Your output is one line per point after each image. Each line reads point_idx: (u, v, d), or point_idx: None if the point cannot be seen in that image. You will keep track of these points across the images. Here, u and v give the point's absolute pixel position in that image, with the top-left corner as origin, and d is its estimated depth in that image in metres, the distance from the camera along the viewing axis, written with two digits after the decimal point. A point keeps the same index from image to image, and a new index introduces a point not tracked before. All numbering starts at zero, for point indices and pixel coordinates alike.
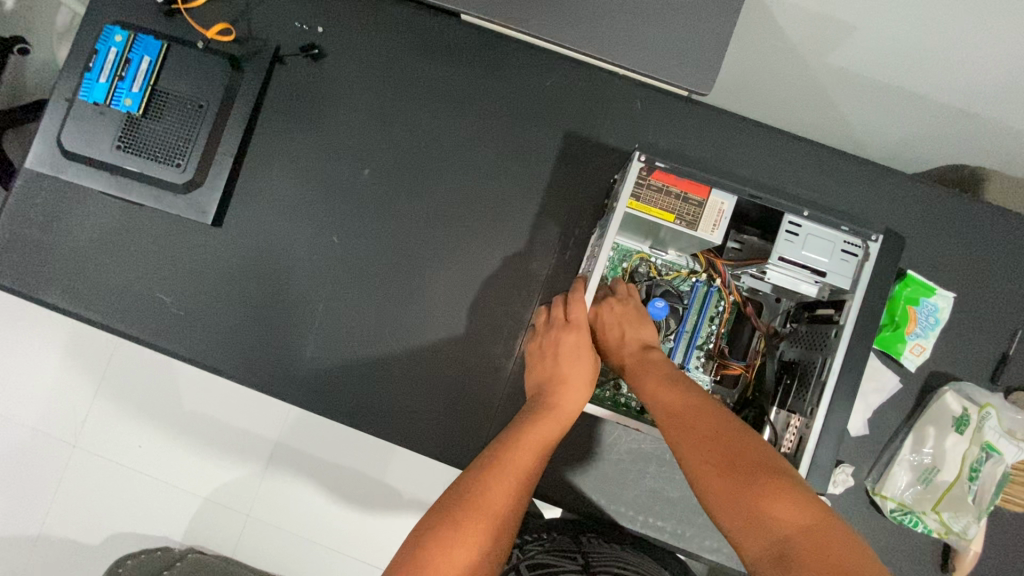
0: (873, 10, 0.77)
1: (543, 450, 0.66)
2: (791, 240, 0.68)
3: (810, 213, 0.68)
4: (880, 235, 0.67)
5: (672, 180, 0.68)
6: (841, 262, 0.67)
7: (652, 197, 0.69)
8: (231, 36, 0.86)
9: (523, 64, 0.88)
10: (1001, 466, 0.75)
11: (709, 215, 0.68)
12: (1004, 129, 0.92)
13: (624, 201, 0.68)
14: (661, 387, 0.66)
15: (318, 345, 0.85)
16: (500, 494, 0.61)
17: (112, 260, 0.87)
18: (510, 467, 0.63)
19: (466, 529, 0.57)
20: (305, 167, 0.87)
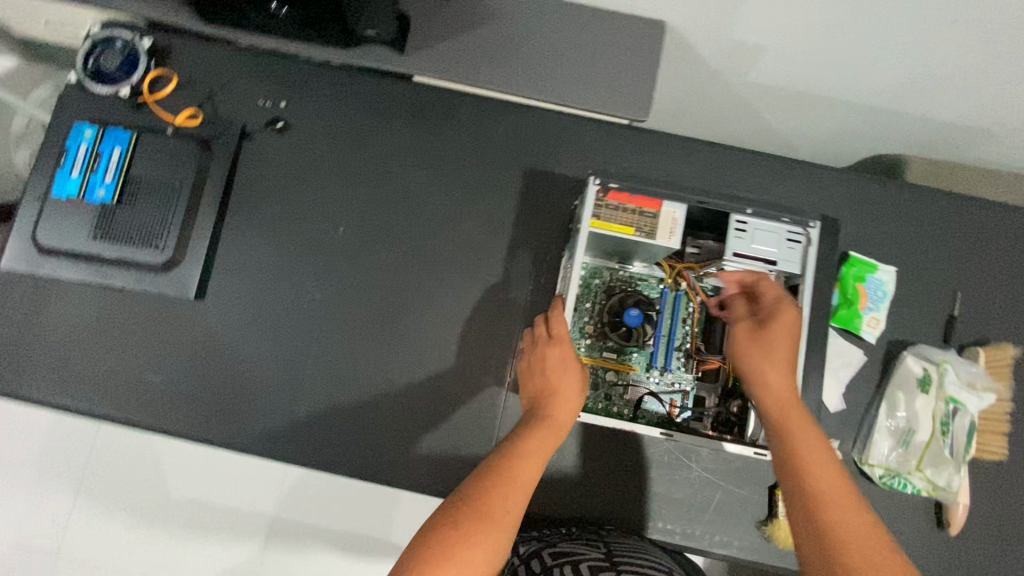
0: (774, 32, 0.88)
1: (541, 462, 0.67)
2: (740, 237, 0.76)
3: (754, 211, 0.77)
4: (817, 221, 0.76)
5: (627, 198, 0.75)
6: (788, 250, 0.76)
7: (612, 215, 0.75)
8: (197, 120, 0.91)
9: (476, 113, 0.95)
10: (966, 417, 0.81)
11: (664, 224, 0.75)
12: (909, 117, 1.03)
13: (587, 222, 0.75)
14: (813, 446, 0.65)
15: (311, 401, 0.86)
16: (503, 505, 0.61)
17: (92, 348, 0.87)
18: (512, 477, 0.63)
19: (467, 531, 0.58)
20: (281, 232, 0.91)
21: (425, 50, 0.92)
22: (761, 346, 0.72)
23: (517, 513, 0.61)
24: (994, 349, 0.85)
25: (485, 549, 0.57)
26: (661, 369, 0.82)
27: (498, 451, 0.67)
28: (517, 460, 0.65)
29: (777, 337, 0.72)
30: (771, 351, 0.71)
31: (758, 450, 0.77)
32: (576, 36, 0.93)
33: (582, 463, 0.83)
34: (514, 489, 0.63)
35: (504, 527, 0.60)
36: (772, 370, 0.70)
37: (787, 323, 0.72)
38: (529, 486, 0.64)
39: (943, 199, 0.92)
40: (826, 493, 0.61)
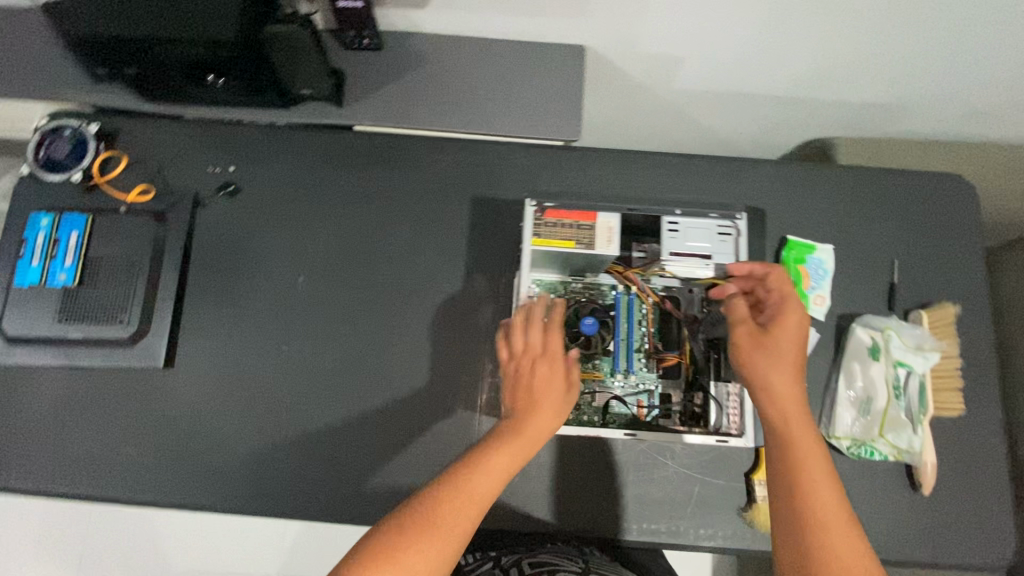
0: (683, 35, 0.96)
1: (503, 479, 0.67)
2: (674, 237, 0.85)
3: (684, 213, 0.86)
4: (741, 215, 0.85)
5: (564, 214, 0.82)
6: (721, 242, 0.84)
7: (551, 231, 0.82)
8: (151, 194, 0.94)
9: (419, 152, 0.99)
10: (916, 379, 0.85)
11: (601, 233, 0.80)
12: (825, 99, 1.11)
13: (528, 240, 0.81)
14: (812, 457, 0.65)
15: (291, 450, 0.88)
16: (453, 517, 0.62)
17: (67, 430, 0.88)
18: (467, 491, 0.64)
19: (428, 532, 0.60)
20: (243, 291, 0.93)
21: (363, 99, 0.98)
22: (776, 349, 0.72)
23: (466, 528, 0.62)
24: (936, 310, 0.89)
25: (424, 558, 0.59)
26: (624, 373, 0.83)
27: (464, 461, 0.67)
28: (478, 472, 0.66)
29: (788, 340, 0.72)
30: (778, 348, 0.72)
31: (720, 438, 0.81)
32: (503, 68, 0.99)
33: (561, 476, 0.85)
34: (469, 504, 0.63)
35: (450, 540, 0.61)
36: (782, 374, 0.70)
37: (791, 322, 0.73)
38: (485, 501, 0.64)
39: (867, 175, 0.97)
40: (812, 487, 0.63)
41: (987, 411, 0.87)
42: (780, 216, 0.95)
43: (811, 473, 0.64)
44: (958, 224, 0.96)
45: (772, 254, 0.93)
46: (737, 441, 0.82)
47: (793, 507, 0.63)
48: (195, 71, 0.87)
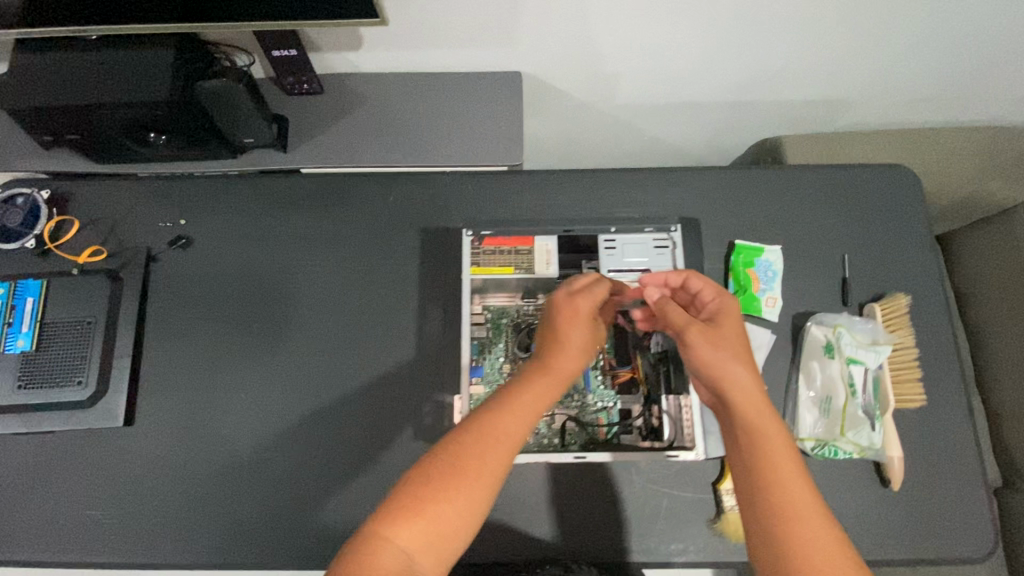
0: (616, 53, 0.98)
1: (533, 415, 0.64)
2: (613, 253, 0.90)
3: (619, 229, 0.93)
4: (676, 226, 0.91)
5: (502, 242, 0.93)
6: (656, 255, 0.91)
7: (491, 259, 0.92)
8: (103, 254, 0.95)
9: (366, 188, 1.01)
10: (871, 374, 0.85)
11: (540, 257, 0.92)
12: (768, 101, 1.12)
13: (470, 269, 0.91)
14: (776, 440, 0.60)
15: (257, 498, 0.88)
16: (482, 460, 0.59)
17: (30, 497, 0.87)
18: (491, 433, 0.61)
19: (435, 496, 0.57)
20: (204, 342, 0.95)
21: (307, 142, 1.00)
22: (724, 332, 0.68)
23: (496, 470, 0.60)
24: (888, 302, 0.89)
25: (454, 505, 0.57)
26: (582, 391, 0.85)
27: (491, 399, 0.64)
28: (506, 411, 0.63)
29: (728, 323, 0.69)
30: (733, 347, 0.66)
31: (673, 451, 0.79)
32: (442, 101, 1.02)
33: (527, 501, 0.84)
34: (498, 444, 0.60)
35: (479, 485, 0.58)
36: (736, 353, 0.65)
37: (733, 317, 0.70)
38: (513, 441, 0.61)
39: (810, 172, 0.98)
40: (791, 493, 0.57)
41: (949, 399, 0.87)
42: (727, 220, 0.95)
43: (786, 478, 0.58)
44: (904, 213, 0.96)
45: (721, 259, 0.93)
46: (691, 455, 0.79)
47: (771, 524, 0.56)
48: (136, 131, 0.88)
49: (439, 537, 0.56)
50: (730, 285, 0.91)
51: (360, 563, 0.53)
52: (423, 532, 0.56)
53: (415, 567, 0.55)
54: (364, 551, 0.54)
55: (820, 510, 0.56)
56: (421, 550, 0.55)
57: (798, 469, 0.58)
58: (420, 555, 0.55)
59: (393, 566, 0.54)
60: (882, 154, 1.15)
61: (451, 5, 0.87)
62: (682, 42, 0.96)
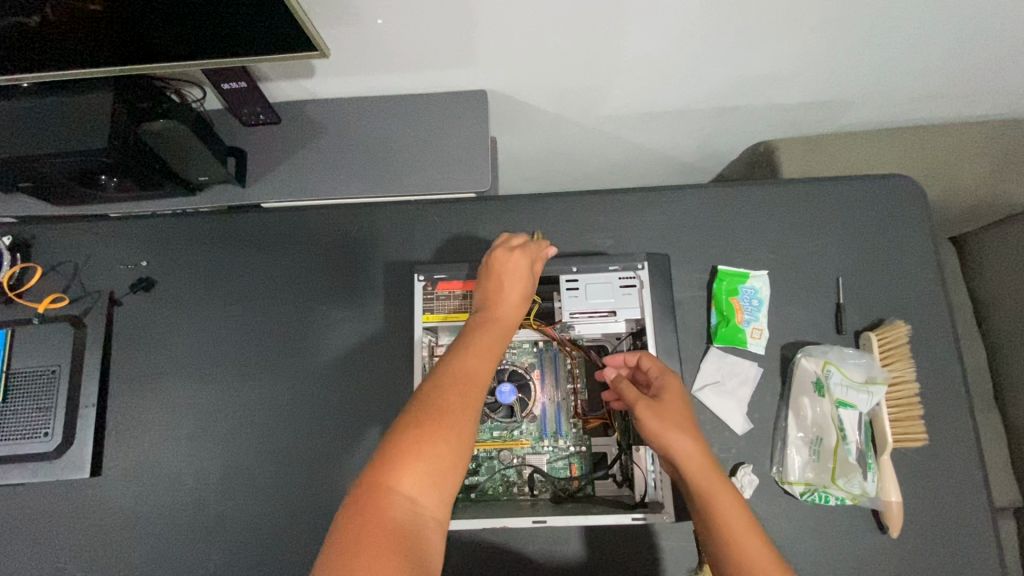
0: (585, 68, 0.91)
1: (497, 354, 0.64)
2: (574, 295, 0.78)
3: (580, 267, 0.80)
4: (644, 262, 0.80)
5: (456, 285, 0.83)
6: (624, 296, 0.78)
7: (445, 304, 0.83)
8: (64, 300, 0.94)
9: (331, 221, 0.97)
10: (864, 415, 0.78)
11: None
12: (757, 107, 1.04)
13: (420, 316, 0.82)
14: (732, 510, 0.60)
15: (226, 547, 0.86)
16: (461, 397, 0.58)
17: (5, 549, 0.87)
18: (464, 376, 0.60)
19: (430, 436, 0.55)
20: (170, 387, 0.93)
21: (267, 177, 0.96)
22: (666, 404, 0.67)
23: (476, 405, 0.58)
24: (887, 330, 0.82)
25: (447, 441, 0.55)
26: (552, 437, 0.80)
27: (452, 351, 0.63)
28: (471, 355, 0.62)
29: (667, 394, 0.68)
30: (673, 410, 0.66)
31: (639, 514, 0.72)
32: (405, 126, 0.96)
33: (501, 551, 0.80)
34: (471, 383, 0.59)
35: (464, 419, 0.57)
36: (680, 424, 0.65)
37: (674, 389, 0.69)
38: (484, 380, 0.61)
39: (801, 188, 0.90)
40: (741, 550, 0.58)
41: (955, 434, 0.80)
42: (709, 245, 0.89)
43: (736, 529, 0.59)
44: (905, 228, 0.88)
45: (703, 286, 0.87)
46: (656, 517, 0.71)
47: None
48: (87, 177, 0.86)
49: (439, 477, 0.54)
50: (712, 315, 0.85)
51: (370, 516, 0.51)
52: (424, 473, 0.53)
53: (424, 510, 0.53)
54: (367, 507, 0.51)
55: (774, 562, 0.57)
56: (426, 492, 0.53)
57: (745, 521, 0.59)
58: (425, 497, 0.53)
59: (402, 515, 0.51)
60: (885, 160, 1.07)
61: (402, 30, 0.81)
62: (656, 53, 0.88)
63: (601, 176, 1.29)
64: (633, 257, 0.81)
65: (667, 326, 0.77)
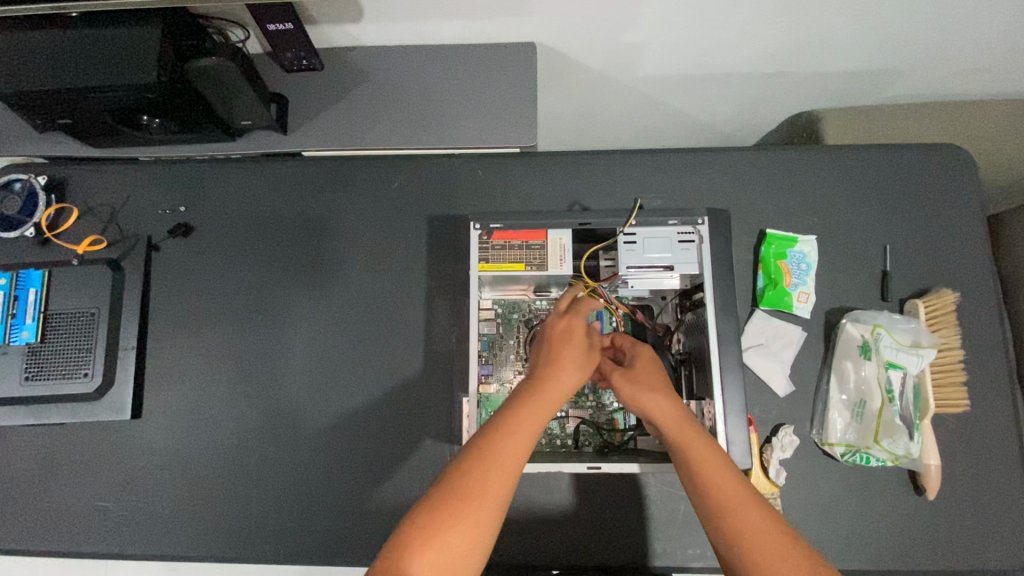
0: (641, 25, 0.89)
1: (536, 428, 0.58)
2: (632, 249, 0.78)
3: (638, 222, 0.79)
4: (704, 217, 0.78)
5: (511, 236, 0.80)
6: (683, 251, 0.78)
7: (499, 255, 0.80)
8: (102, 243, 0.93)
9: (371, 173, 0.96)
10: (909, 379, 0.78)
11: (554, 252, 0.79)
12: (808, 73, 1.02)
13: (475, 266, 0.79)
14: (702, 453, 0.60)
15: (265, 493, 0.87)
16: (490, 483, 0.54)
17: (45, 487, 0.88)
18: (491, 457, 0.55)
19: (453, 520, 0.52)
20: (208, 335, 0.92)
21: (309, 124, 0.94)
22: (637, 368, 0.68)
23: (500, 495, 0.54)
24: (934, 298, 0.82)
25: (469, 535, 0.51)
26: (594, 392, 0.81)
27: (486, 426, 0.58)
28: (511, 433, 0.57)
29: (638, 362, 0.69)
30: (643, 372, 0.68)
31: None
32: (451, 78, 0.94)
33: (540, 502, 0.81)
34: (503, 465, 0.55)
35: (489, 518, 0.53)
36: (650, 383, 0.66)
37: (646, 355, 0.70)
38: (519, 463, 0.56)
39: (852, 155, 0.89)
40: (729, 512, 0.56)
41: (996, 402, 0.81)
42: (758, 208, 0.88)
43: (713, 475, 0.58)
44: (955, 199, 0.88)
45: (751, 249, 0.87)
46: None
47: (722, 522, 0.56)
48: (129, 115, 0.84)
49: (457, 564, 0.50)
50: (760, 278, 0.85)
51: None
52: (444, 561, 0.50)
53: None
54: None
55: (751, 499, 0.56)
56: None
57: (728, 477, 0.58)
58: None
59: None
60: (929, 131, 1.05)
61: None
62: (714, 10, 0.86)
63: (636, 141, 1.28)
64: (691, 213, 0.80)
65: (723, 285, 0.77)
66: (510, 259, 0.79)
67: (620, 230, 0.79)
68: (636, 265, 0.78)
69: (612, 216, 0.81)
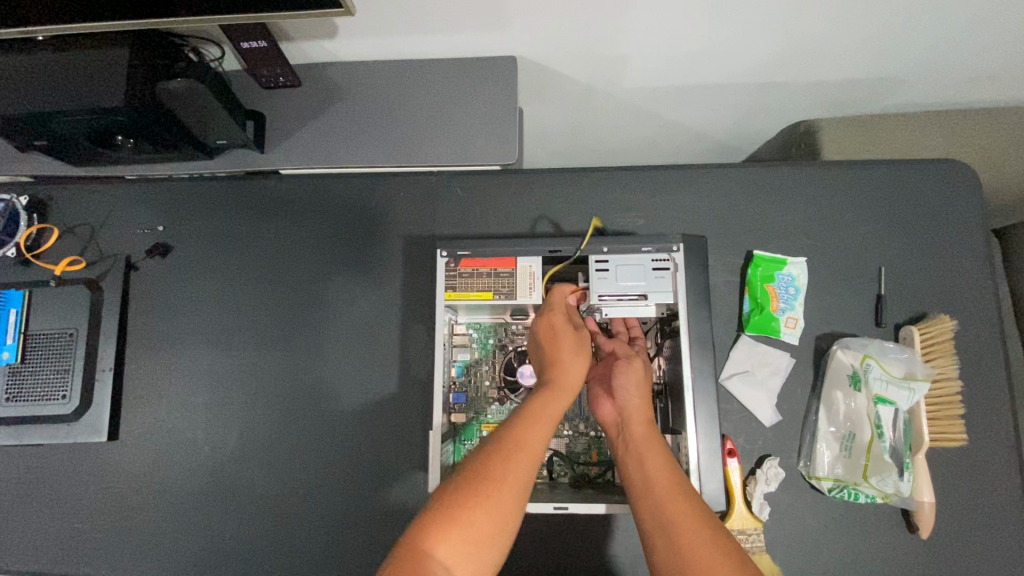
0: (623, 40, 0.86)
1: (549, 418, 0.62)
2: (603, 278, 0.75)
3: (611, 249, 0.77)
4: (679, 244, 0.76)
5: (478, 263, 0.78)
6: (657, 279, 0.75)
7: (467, 282, 0.78)
8: (82, 263, 0.93)
9: (348, 191, 0.94)
10: (900, 413, 0.74)
11: (523, 280, 0.77)
12: (804, 84, 0.98)
13: (442, 295, 0.77)
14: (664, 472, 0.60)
15: (239, 516, 0.86)
16: (507, 467, 0.56)
17: (26, 506, 0.88)
18: (511, 438, 0.59)
19: (473, 495, 0.54)
20: (186, 354, 0.92)
21: (286, 142, 0.93)
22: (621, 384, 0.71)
23: (518, 471, 0.56)
24: (930, 325, 0.78)
25: (487, 505, 0.53)
26: (570, 422, 0.79)
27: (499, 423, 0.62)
28: (521, 422, 0.61)
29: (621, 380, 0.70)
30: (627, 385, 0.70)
31: None
32: (430, 94, 0.92)
33: (515, 533, 0.79)
34: (520, 453, 0.58)
35: (506, 488, 0.55)
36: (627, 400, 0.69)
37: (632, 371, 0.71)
38: (534, 444, 0.59)
39: (846, 171, 0.85)
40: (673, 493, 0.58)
41: (998, 435, 0.76)
42: (745, 228, 0.84)
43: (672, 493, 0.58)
44: (955, 217, 0.83)
45: (737, 271, 0.83)
46: None
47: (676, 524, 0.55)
48: (104, 137, 0.83)
49: (477, 542, 0.52)
50: (746, 302, 0.82)
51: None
52: (460, 535, 0.51)
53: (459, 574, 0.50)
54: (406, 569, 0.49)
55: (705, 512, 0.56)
56: (461, 558, 0.50)
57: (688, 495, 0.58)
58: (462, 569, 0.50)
59: None
60: (933, 143, 1.00)
61: None
62: (699, 22, 0.82)
63: (629, 152, 1.24)
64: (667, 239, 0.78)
65: (701, 311, 0.74)
66: (480, 286, 0.77)
67: (592, 257, 0.77)
68: (608, 294, 0.75)
69: (586, 241, 0.78)
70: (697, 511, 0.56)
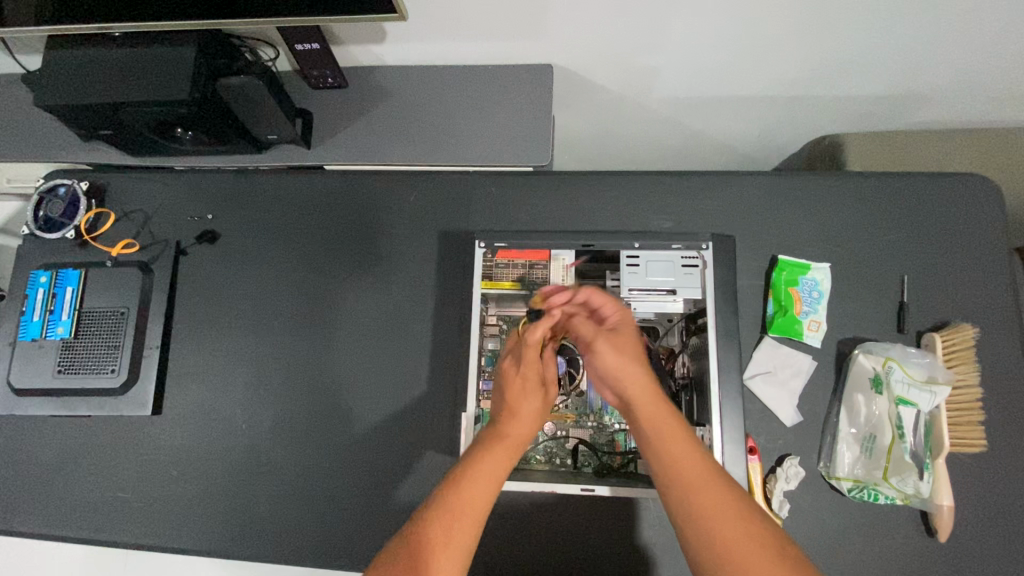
0: (656, 51, 0.90)
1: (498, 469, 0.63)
2: (634, 272, 0.80)
3: (642, 245, 0.81)
4: (708, 244, 0.81)
5: (514, 255, 0.84)
6: (687, 275, 0.79)
7: (503, 272, 0.84)
8: (135, 247, 0.99)
9: (387, 187, 0.99)
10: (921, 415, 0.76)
11: (557, 270, 0.83)
12: (830, 99, 1.01)
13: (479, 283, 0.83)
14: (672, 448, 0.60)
15: (271, 493, 0.89)
16: (459, 522, 0.57)
17: (70, 474, 0.93)
18: (463, 496, 0.59)
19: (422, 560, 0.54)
20: (228, 337, 0.96)
21: (330, 138, 0.98)
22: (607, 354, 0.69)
23: (467, 527, 0.57)
24: (951, 333, 0.80)
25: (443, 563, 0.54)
26: (597, 412, 0.82)
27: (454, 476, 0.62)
28: (470, 478, 0.61)
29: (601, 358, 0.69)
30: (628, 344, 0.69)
31: None
32: (468, 98, 0.97)
33: (538, 520, 0.81)
34: (465, 513, 0.58)
35: (460, 542, 0.56)
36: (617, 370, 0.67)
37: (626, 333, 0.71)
38: (482, 494, 0.60)
39: (871, 182, 0.87)
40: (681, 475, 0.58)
41: (1018, 444, 0.77)
42: (771, 233, 0.87)
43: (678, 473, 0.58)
44: (978, 230, 0.85)
45: (762, 274, 0.86)
46: None
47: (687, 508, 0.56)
48: (164, 128, 0.89)
49: None
50: (770, 304, 0.84)
51: None
52: None
53: None
54: None
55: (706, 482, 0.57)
56: None
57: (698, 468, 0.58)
58: None
59: None
60: (955, 160, 1.02)
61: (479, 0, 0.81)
62: (732, 36, 0.86)
63: (653, 160, 1.28)
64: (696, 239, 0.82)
65: (728, 309, 0.77)
66: (515, 277, 0.84)
67: (624, 253, 0.82)
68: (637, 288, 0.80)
69: (617, 239, 0.83)
70: (700, 480, 0.57)
